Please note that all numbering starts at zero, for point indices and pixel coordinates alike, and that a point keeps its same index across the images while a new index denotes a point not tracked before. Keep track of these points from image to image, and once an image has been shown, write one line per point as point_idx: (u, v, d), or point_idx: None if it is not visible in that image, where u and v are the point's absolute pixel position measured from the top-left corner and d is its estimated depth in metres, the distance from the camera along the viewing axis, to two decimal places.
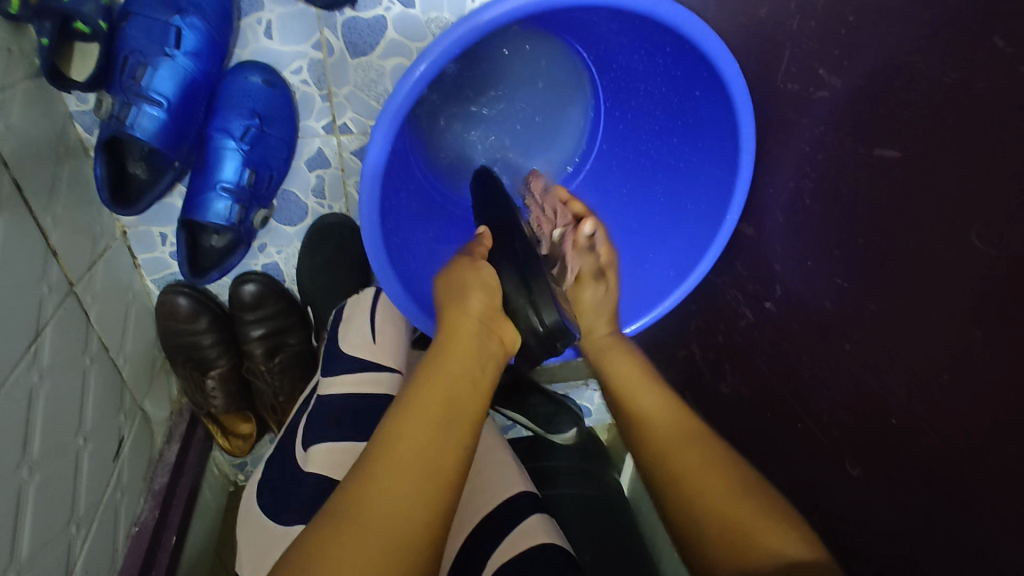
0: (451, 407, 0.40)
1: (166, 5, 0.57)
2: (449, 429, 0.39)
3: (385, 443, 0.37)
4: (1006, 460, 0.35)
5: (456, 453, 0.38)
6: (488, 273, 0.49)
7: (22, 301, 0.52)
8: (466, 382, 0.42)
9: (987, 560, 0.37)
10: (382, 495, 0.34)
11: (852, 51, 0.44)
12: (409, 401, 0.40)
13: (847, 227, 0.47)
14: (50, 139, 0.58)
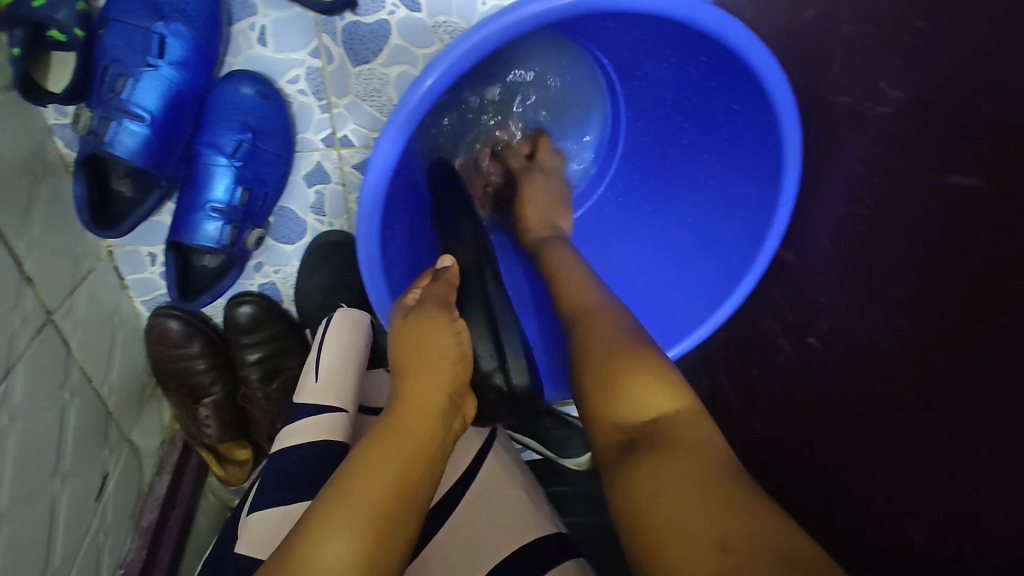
0: (398, 511, 0.35)
1: (148, 10, 0.52)
2: (385, 541, 0.34)
3: (305, 560, 0.32)
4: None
5: (387, 573, 0.33)
6: (462, 341, 0.46)
7: None
8: (413, 478, 0.37)
9: None
10: None
11: (923, 62, 0.38)
12: (350, 497, 0.35)
13: (910, 261, 0.41)
14: (25, 157, 0.53)
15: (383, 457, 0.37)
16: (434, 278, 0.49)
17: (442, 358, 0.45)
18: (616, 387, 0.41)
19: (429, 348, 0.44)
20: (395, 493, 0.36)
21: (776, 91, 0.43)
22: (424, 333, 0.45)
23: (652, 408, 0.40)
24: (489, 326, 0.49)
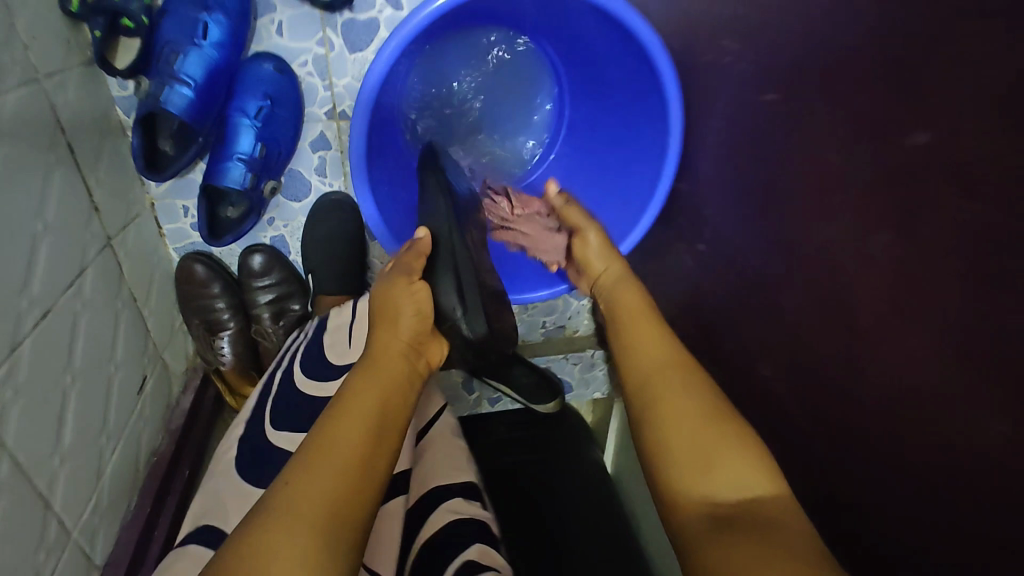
0: (379, 426, 0.51)
1: (196, 3, 0.68)
2: (381, 441, 0.50)
3: (329, 440, 0.47)
4: (856, 324, 0.43)
5: (383, 460, 0.49)
6: (422, 292, 0.64)
7: (70, 240, 0.63)
8: (396, 399, 0.55)
9: (846, 415, 0.44)
10: (321, 482, 0.44)
11: (743, 21, 0.54)
12: (353, 410, 0.51)
13: (750, 167, 0.56)
14: (97, 116, 0.69)
15: (361, 391, 0.54)
16: (412, 246, 0.67)
17: (406, 313, 0.63)
18: (707, 455, 0.47)
19: (394, 304, 0.63)
20: (375, 415, 0.52)
21: (653, 49, 0.60)
22: (391, 294, 0.63)
23: (749, 487, 0.45)
24: (455, 278, 0.65)
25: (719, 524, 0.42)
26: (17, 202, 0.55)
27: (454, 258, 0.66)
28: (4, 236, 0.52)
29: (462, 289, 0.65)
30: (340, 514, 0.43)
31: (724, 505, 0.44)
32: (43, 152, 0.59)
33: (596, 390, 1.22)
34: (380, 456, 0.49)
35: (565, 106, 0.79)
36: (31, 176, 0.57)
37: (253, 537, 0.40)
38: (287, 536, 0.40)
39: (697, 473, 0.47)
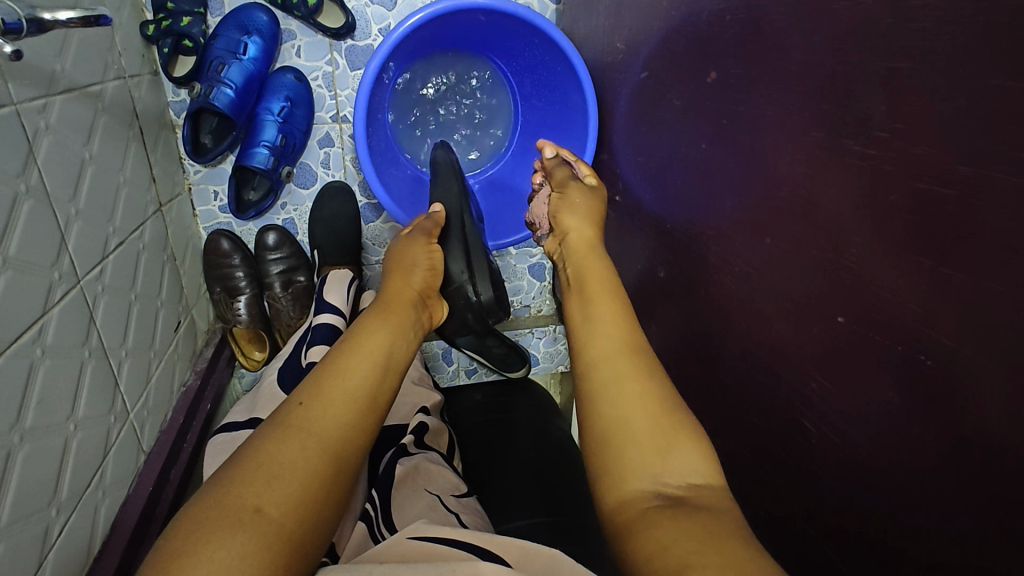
0: (387, 363, 0.60)
1: (239, 29, 0.91)
2: (388, 374, 0.59)
3: (346, 370, 0.57)
4: (707, 207, 0.64)
5: (388, 392, 0.59)
6: (433, 255, 0.74)
7: (136, 197, 0.82)
8: (404, 340, 0.64)
9: (713, 270, 0.64)
10: (338, 400, 0.54)
11: (627, 27, 0.78)
12: (366, 343, 0.60)
13: (642, 128, 0.79)
14: (157, 113, 0.91)
15: (376, 331, 0.62)
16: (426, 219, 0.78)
17: (421, 266, 0.73)
18: (663, 443, 0.51)
19: (412, 259, 0.72)
20: (385, 351, 0.61)
21: (571, 53, 0.87)
22: (410, 249, 0.73)
23: (694, 472, 0.49)
24: (462, 248, 0.79)
25: (671, 503, 0.47)
26: (111, 157, 0.75)
27: (459, 239, 0.80)
28: (102, 177, 0.72)
29: (468, 257, 0.79)
30: (342, 442, 0.52)
31: (672, 492, 0.48)
32: (125, 128, 0.80)
33: (559, 364, 1.40)
34: (386, 388, 0.59)
35: (517, 108, 1.04)
36: (118, 143, 0.77)
37: (268, 455, 0.49)
38: (299, 454, 0.49)
39: (651, 457, 0.51)
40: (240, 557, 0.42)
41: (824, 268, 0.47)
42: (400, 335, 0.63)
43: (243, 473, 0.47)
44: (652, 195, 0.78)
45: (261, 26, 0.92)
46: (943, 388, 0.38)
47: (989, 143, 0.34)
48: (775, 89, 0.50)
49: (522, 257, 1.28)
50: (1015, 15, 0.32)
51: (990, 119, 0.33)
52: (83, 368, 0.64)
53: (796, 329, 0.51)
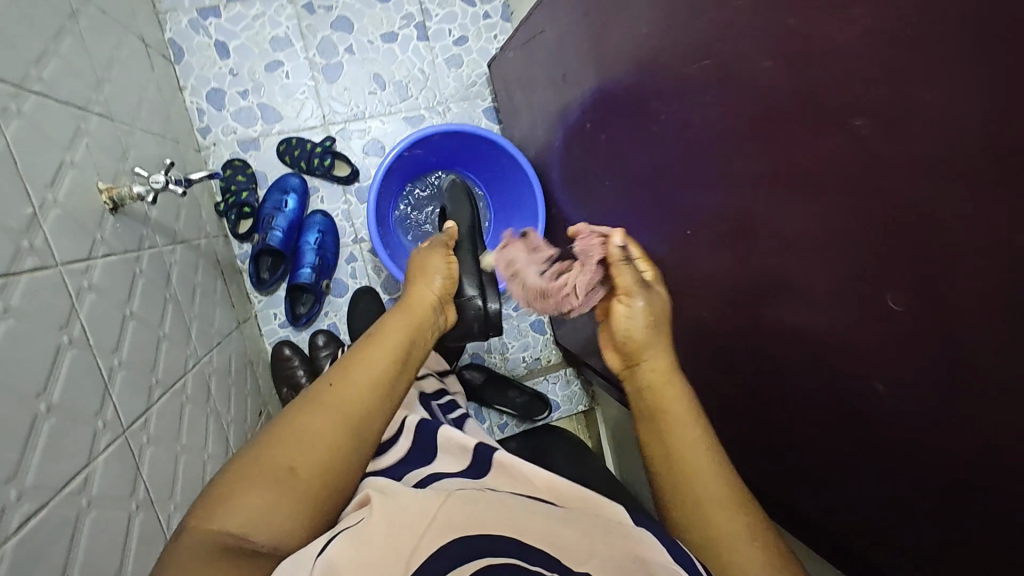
0: (403, 357, 0.68)
1: (281, 191, 1.28)
2: (404, 366, 0.68)
3: (368, 356, 0.66)
4: (619, 209, 0.92)
5: (403, 382, 0.68)
6: (451, 266, 0.90)
7: (224, 315, 1.14)
8: (417, 340, 0.74)
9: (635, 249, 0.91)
10: (360, 382, 0.62)
11: (545, 120, 1.14)
12: (385, 340, 0.69)
13: (571, 180, 1.10)
14: (230, 261, 1.26)
15: (395, 326, 0.72)
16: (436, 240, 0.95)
17: (437, 274, 0.87)
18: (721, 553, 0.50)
19: (432, 266, 0.87)
20: (403, 347, 0.70)
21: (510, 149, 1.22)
22: (429, 260, 0.89)
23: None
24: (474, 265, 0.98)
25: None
26: (207, 287, 1.08)
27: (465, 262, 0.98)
28: (204, 298, 1.04)
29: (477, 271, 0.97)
30: (363, 412, 0.60)
31: None
32: (213, 270, 1.14)
33: (578, 405, 1.59)
34: (402, 378, 0.67)
35: (487, 201, 1.37)
36: (210, 278, 1.11)
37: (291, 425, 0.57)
38: (324, 421, 0.58)
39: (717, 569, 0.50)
40: (275, 508, 0.52)
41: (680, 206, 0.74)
42: (417, 331, 0.75)
43: (280, 438, 0.56)
44: (584, 225, 1.08)
45: (295, 185, 1.30)
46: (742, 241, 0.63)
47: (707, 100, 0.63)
48: (630, 113, 0.81)
49: (523, 317, 1.54)
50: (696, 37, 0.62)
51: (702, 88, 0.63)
52: (209, 419, 0.89)
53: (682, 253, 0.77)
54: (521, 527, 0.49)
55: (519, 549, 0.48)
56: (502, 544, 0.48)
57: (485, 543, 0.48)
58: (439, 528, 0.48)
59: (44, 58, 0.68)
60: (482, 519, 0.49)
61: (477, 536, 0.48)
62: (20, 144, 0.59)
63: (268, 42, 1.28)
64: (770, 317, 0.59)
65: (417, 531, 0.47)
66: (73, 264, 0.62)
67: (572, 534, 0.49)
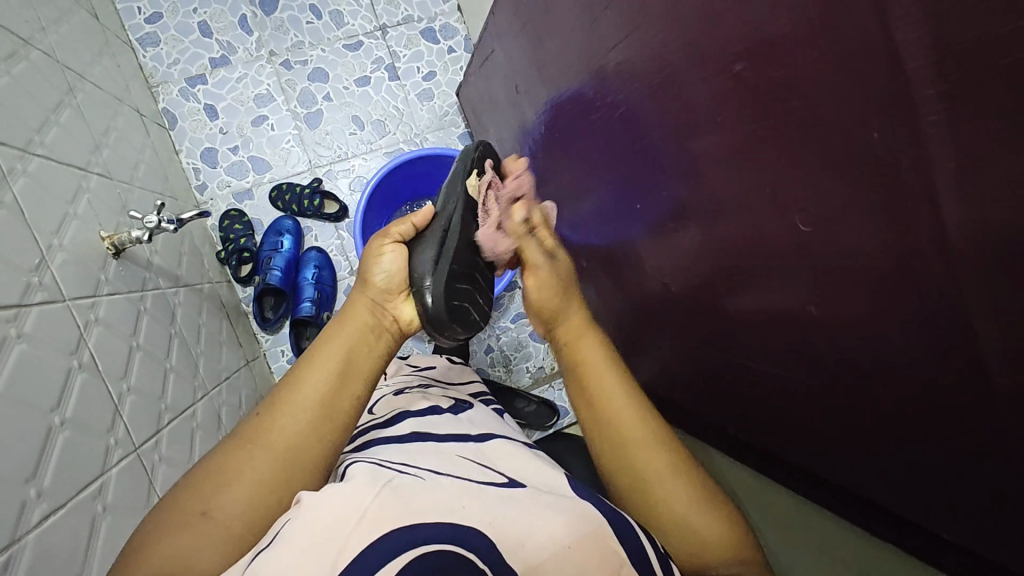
0: (342, 372, 0.58)
1: (276, 234, 1.36)
2: (347, 378, 0.58)
3: (299, 381, 0.56)
4: (584, 201, 0.98)
5: (349, 396, 0.58)
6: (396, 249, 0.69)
7: (231, 353, 1.19)
8: (364, 345, 0.62)
9: (604, 235, 0.96)
10: (290, 417, 0.54)
11: (510, 135, 1.21)
12: (320, 355, 0.59)
13: (541, 185, 1.17)
14: (234, 304, 1.33)
15: (339, 337, 0.61)
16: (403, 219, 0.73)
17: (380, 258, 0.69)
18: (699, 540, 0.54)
19: (369, 263, 0.68)
20: (342, 359, 0.59)
21: None
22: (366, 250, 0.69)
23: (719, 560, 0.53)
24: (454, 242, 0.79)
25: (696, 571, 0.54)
26: (211, 326, 1.14)
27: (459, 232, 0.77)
28: (209, 337, 1.11)
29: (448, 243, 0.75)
30: (300, 451, 0.53)
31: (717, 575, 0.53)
32: (217, 311, 1.21)
33: None
34: (345, 394, 0.57)
35: None
36: (214, 319, 1.17)
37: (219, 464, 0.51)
38: (246, 467, 0.51)
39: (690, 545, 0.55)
40: (202, 553, 0.46)
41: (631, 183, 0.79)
42: (365, 335, 0.63)
43: (198, 485, 0.50)
44: (560, 225, 1.15)
45: (289, 227, 1.38)
46: (685, 201, 0.68)
47: (634, 79, 0.69)
48: (574, 109, 0.87)
49: (521, 327, 1.58)
50: (614, 27, 0.69)
51: (628, 70, 0.69)
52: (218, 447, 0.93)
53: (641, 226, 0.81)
54: (460, 510, 0.44)
55: (456, 533, 0.42)
56: (442, 531, 0.42)
57: (426, 530, 0.42)
58: (369, 523, 0.41)
59: (45, 127, 0.78)
60: (420, 507, 0.44)
61: (414, 524, 0.42)
62: (26, 198, 0.67)
63: (252, 100, 1.38)
64: (732, 259, 0.64)
65: (346, 529, 0.41)
66: (79, 300, 0.69)
67: (522, 528, 0.44)
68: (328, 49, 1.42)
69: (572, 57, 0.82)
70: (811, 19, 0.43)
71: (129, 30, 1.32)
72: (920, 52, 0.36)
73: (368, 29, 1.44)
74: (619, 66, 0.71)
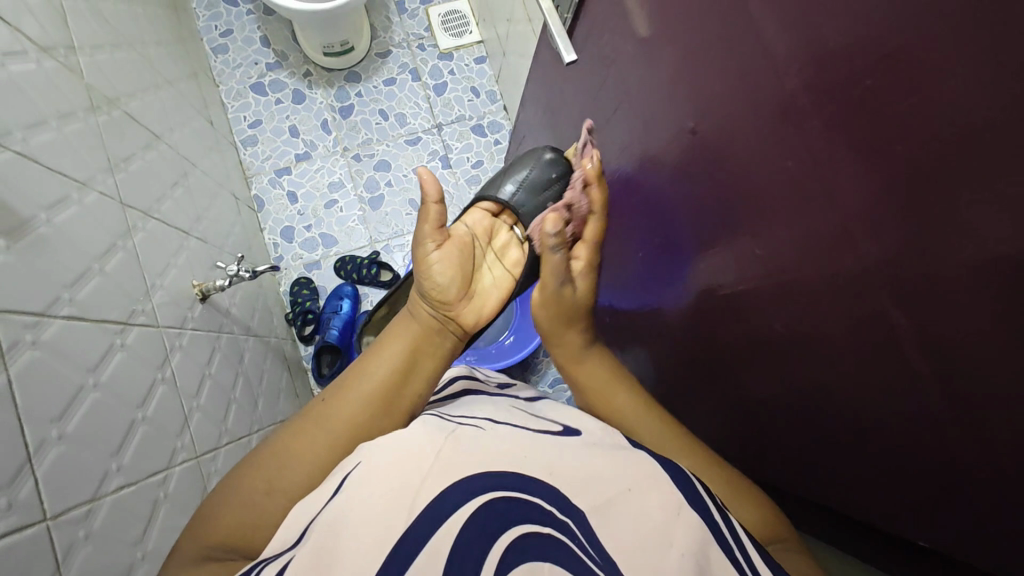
0: (403, 371, 0.65)
1: (337, 298, 1.52)
2: (406, 376, 0.66)
3: (360, 376, 0.64)
4: (603, 262, 1.08)
5: (410, 392, 0.65)
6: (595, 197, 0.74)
7: (289, 402, 1.32)
8: (426, 347, 0.70)
9: (624, 289, 1.04)
10: (350, 398, 0.61)
11: None
12: (385, 352, 0.67)
13: None
14: (295, 360, 1.48)
15: (400, 333, 0.70)
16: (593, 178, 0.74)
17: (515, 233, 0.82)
18: (759, 519, 0.58)
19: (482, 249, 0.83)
20: (403, 361, 0.66)
21: None
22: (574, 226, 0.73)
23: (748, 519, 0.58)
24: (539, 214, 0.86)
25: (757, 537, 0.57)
26: (274, 377, 1.28)
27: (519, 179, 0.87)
28: (271, 385, 1.24)
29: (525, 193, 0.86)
30: (366, 427, 0.60)
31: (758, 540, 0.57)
32: (280, 364, 1.35)
33: None
34: (407, 389, 0.65)
35: None
36: (277, 369, 1.31)
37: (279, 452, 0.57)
38: (319, 438, 0.58)
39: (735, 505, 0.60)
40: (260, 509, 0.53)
41: (637, 236, 0.89)
42: (425, 344, 0.70)
43: (269, 458, 0.57)
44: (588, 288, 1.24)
45: (348, 292, 1.53)
46: (679, 243, 0.77)
47: (626, 146, 0.81)
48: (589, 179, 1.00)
49: (559, 392, 1.61)
50: (606, 107, 0.83)
51: (622, 140, 0.82)
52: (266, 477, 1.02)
53: (651, 273, 0.90)
54: (521, 463, 0.51)
55: (523, 485, 0.49)
56: (507, 480, 0.49)
57: (488, 483, 0.48)
58: (435, 481, 0.48)
59: (162, 198, 0.99)
60: (484, 461, 0.50)
61: (480, 477, 0.49)
62: (141, 247, 0.85)
63: (327, 187, 1.63)
64: (725, 291, 0.71)
65: (424, 476, 0.48)
66: (169, 328, 0.85)
67: (577, 478, 0.51)
68: (391, 144, 1.66)
69: (581, 136, 0.96)
70: (737, 80, 0.54)
71: (235, 134, 1.62)
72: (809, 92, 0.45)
73: (426, 127, 1.69)
74: (615, 137, 0.84)
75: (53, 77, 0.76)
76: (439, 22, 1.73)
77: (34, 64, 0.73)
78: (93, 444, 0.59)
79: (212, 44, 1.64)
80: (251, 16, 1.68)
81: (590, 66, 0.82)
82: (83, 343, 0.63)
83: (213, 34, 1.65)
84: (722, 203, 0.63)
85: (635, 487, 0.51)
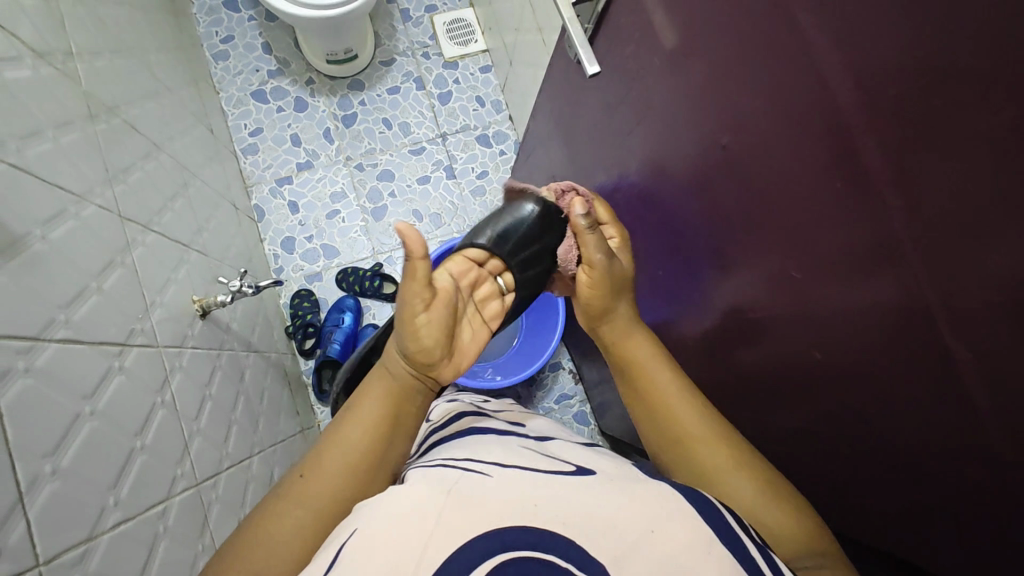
0: (379, 441, 0.60)
1: (338, 311, 1.48)
2: (384, 445, 0.61)
3: (336, 445, 0.59)
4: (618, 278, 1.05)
5: (388, 459, 0.60)
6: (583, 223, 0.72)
7: (289, 419, 1.28)
8: (405, 408, 0.64)
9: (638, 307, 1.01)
10: (322, 476, 0.56)
11: None
12: (358, 417, 0.61)
13: None
14: (295, 375, 1.44)
15: (375, 391, 0.63)
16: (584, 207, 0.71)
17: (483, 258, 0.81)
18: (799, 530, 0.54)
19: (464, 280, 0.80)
20: (381, 426, 0.61)
21: None
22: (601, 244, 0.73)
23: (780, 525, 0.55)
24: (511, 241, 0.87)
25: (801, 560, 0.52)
26: (274, 393, 1.24)
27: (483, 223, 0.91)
28: (271, 402, 1.20)
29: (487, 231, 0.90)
30: (341, 507, 0.56)
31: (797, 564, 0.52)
32: (280, 379, 1.31)
33: None
34: (385, 456, 0.60)
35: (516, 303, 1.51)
36: (277, 385, 1.27)
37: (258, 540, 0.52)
38: (290, 528, 0.53)
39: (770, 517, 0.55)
40: None
41: (656, 253, 0.86)
42: (404, 403, 0.64)
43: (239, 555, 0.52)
44: None
45: (350, 305, 1.49)
46: (701, 262, 0.73)
47: (647, 161, 0.78)
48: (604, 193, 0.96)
49: (565, 408, 1.58)
50: (626, 120, 0.80)
51: (642, 154, 0.79)
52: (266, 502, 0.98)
53: (669, 292, 0.86)
54: (531, 512, 0.46)
55: (534, 540, 0.45)
56: (516, 538, 0.45)
57: (496, 546, 0.44)
58: (435, 547, 0.44)
59: (162, 211, 0.95)
60: (488, 517, 0.46)
61: (485, 537, 0.45)
62: (140, 263, 0.81)
63: (328, 197, 1.59)
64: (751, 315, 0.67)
65: (424, 538, 0.44)
66: (168, 348, 0.81)
67: (599, 520, 0.45)
68: (395, 154, 1.63)
69: (597, 149, 0.93)
70: (775, 94, 0.51)
71: (235, 142, 1.58)
72: (861, 111, 0.42)
73: (430, 137, 1.66)
74: (635, 151, 0.81)
75: (49, 84, 0.72)
76: (444, 31, 1.71)
77: (30, 71, 0.69)
78: (89, 478, 0.56)
79: (212, 51, 1.61)
80: (252, 22, 1.64)
81: (610, 78, 0.80)
82: (77, 369, 0.59)
83: (213, 40, 1.62)
84: (753, 223, 0.59)
85: (661, 527, 0.45)
